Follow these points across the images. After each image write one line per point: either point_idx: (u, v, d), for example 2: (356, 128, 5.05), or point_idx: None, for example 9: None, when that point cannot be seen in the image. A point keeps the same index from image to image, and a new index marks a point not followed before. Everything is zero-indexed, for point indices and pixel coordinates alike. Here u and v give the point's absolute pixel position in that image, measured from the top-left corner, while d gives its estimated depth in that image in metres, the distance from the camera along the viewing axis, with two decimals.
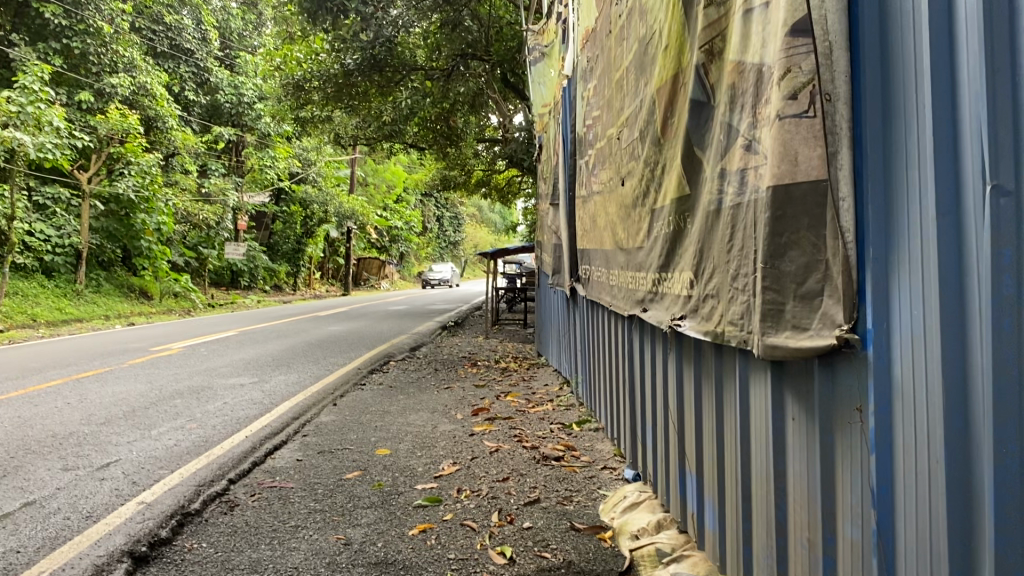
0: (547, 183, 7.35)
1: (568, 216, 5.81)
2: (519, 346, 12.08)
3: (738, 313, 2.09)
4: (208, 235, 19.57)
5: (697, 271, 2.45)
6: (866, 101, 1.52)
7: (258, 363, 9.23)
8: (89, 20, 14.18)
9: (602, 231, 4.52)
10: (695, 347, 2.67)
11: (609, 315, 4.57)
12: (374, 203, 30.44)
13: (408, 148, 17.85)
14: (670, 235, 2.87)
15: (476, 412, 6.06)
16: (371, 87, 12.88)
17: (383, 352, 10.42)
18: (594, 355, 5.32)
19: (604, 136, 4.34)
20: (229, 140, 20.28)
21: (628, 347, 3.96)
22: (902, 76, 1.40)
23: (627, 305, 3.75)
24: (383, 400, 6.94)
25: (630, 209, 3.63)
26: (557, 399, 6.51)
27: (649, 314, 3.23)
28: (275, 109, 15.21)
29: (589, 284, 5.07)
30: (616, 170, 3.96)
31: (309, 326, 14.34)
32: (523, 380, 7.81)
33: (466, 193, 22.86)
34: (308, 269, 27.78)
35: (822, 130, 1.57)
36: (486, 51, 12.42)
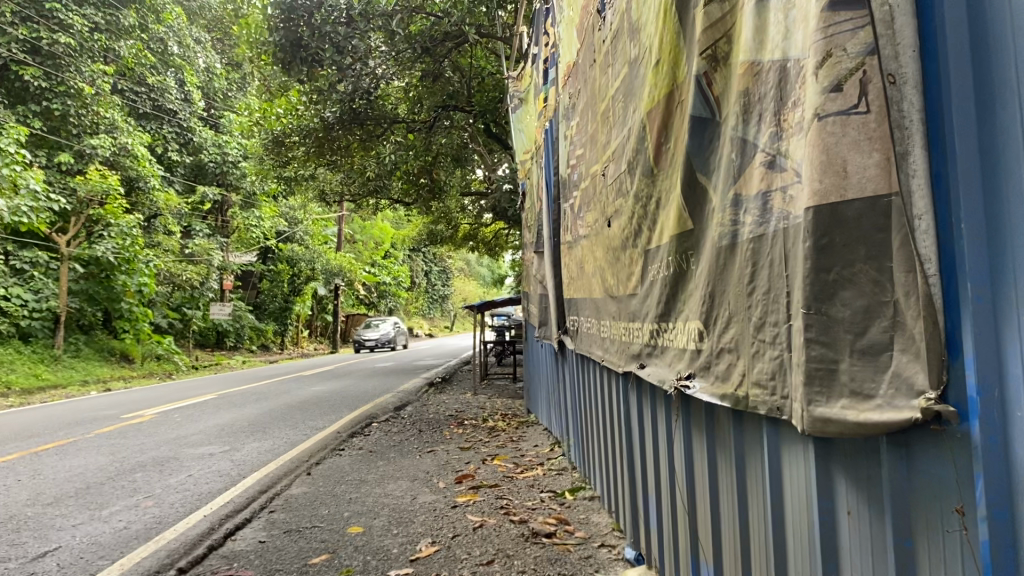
0: (532, 232, 6.98)
1: (554, 265, 5.41)
2: (509, 402, 11.61)
3: (767, 372, 1.70)
4: (192, 296, 19.13)
5: (708, 321, 2.03)
6: (949, 82, 1.12)
7: (233, 429, 8.71)
8: (69, 82, 13.53)
9: (590, 278, 4.12)
10: (708, 415, 2.24)
11: (602, 372, 4.15)
12: (362, 259, 29.99)
13: (394, 204, 17.53)
14: (670, 278, 2.46)
15: (460, 481, 5.59)
16: (352, 142, 12.52)
17: (365, 413, 9.91)
18: (587, 417, 4.87)
19: (590, 175, 3.96)
20: (214, 200, 19.96)
21: (625, 409, 3.53)
22: (1014, 39, 1.02)
23: (622, 360, 3.33)
24: (360, 469, 6.44)
25: (621, 253, 3.23)
26: (548, 462, 6.05)
27: (647, 371, 2.81)
28: (258, 168, 14.90)
29: (578, 336, 4.66)
30: (604, 210, 3.57)
31: (292, 387, 13.80)
32: (512, 441, 7.34)
33: (453, 246, 22.50)
34: (295, 327, 27.28)
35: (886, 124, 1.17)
36: (468, 101, 12.21)
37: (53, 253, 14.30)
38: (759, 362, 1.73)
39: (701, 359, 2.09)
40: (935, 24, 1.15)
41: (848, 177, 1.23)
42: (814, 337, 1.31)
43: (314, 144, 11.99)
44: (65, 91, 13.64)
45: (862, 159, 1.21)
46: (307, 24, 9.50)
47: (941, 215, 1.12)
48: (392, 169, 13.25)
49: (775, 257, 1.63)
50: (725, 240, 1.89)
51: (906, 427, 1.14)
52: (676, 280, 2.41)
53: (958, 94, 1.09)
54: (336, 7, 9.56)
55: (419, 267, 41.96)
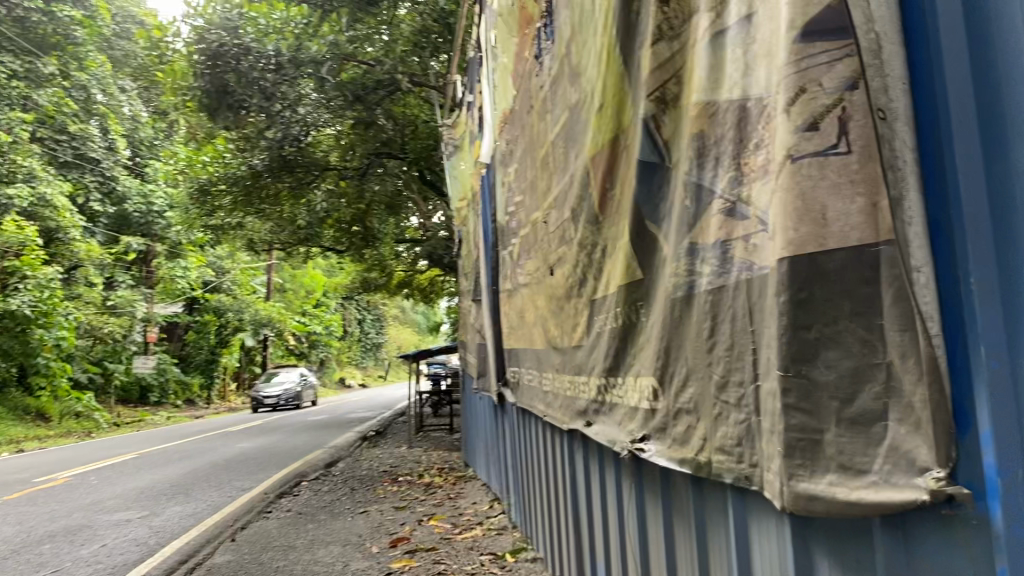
0: (468, 282, 6.81)
1: (493, 315, 5.25)
2: (446, 455, 11.32)
3: (731, 437, 1.55)
4: (114, 349, 18.37)
5: (663, 378, 1.89)
6: (948, 120, 1.05)
7: (153, 492, 8.24)
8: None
9: (531, 329, 3.96)
10: (663, 480, 2.08)
11: (545, 428, 3.98)
12: (294, 308, 29.31)
13: (326, 252, 17.19)
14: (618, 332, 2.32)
15: (394, 545, 5.33)
16: (282, 190, 12.20)
17: (295, 471, 9.52)
18: (529, 474, 4.68)
19: (529, 223, 3.83)
20: (139, 250, 19.32)
21: (570, 467, 3.36)
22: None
23: (566, 417, 3.17)
24: (288, 533, 6.11)
25: (565, 304, 3.09)
26: (488, 521, 5.82)
27: (594, 431, 2.65)
28: (184, 217, 14.44)
29: (519, 389, 4.49)
30: (545, 260, 3.43)
31: (219, 444, 13.23)
32: (450, 498, 7.09)
33: (387, 294, 22.18)
34: (224, 380, 26.44)
35: (879, 162, 1.08)
36: (402, 147, 12.06)
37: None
38: (723, 426, 1.59)
39: (657, 419, 1.94)
40: (929, 56, 1.09)
41: (831, 225, 1.12)
42: (795, 400, 1.18)
43: (242, 192, 11.66)
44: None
45: (844, 205, 1.11)
46: (234, 70, 9.46)
47: (940, 265, 1.05)
48: (324, 217, 12.97)
49: (738, 311, 1.50)
50: (682, 292, 1.75)
51: (909, 508, 1.03)
52: (625, 334, 2.27)
53: (960, 136, 1.04)
54: (263, 54, 9.53)
55: (352, 316, 41.36)
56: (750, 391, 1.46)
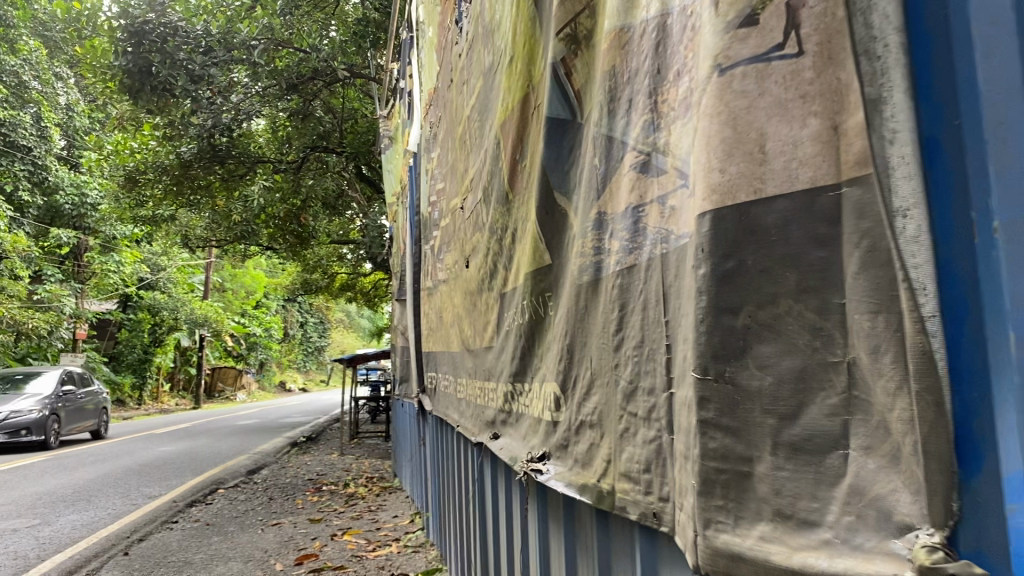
0: (396, 282, 6.39)
1: (415, 316, 4.86)
2: (377, 463, 10.86)
3: (637, 464, 1.20)
4: (37, 345, 17.39)
5: (567, 384, 1.52)
6: None
7: (52, 499, 7.61)
8: None
9: (448, 330, 3.59)
10: (567, 509, 1.72)
11: (459, 438, 3.61)
12: (232, 309, 28.30)
13: (264, 251, 16.55)
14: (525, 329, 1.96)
15: (299, 562, 4.92)
16: (213, 182, 11.55)
17: (212, 479, 8.95)
18: (446, 486, 4.30)
19: (449, 210, 3.44)
20: (70, 244, 18.39)
21: (481, 485, 2.99)
22: None
23: (476, 429, 2.80)
24: (188, 547, 5.61)
25: (477, 299, 2.70)
26: (405, 537, 5.43)
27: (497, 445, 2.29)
28: (112, 208, 13.66)
29: (436, 395, 4.11)
30: (462, 250, 3.05)
31: (138, 447, 12.50)
32: (371, 510, 6.67)
33: (328, 296, 21.46)
34: (155, 381, 25.41)
35: (850, 58, 0.72)
36: (340, 142, 11.59)
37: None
38: (627, 446, 1.23)
39: (558, 438, 1.58)
40: None
41: (771, 159, 0.78)
42: (718, 409, 0.83)
43: (171, 183, 11.03)
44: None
45: (791, 131, 0.77)
46: (159, 49, 8.81)
47: (940, 210, 0.67)
48: (259, 212, 12.36)
49: (651, 300, 1.15)
50: (585, 278, 1.40)
51: None
52: (532, 328, 1.90)
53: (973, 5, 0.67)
54: (193, 34, 9.18)
55: (293, 318, 40.47)
56: (661, 402, 1.11)
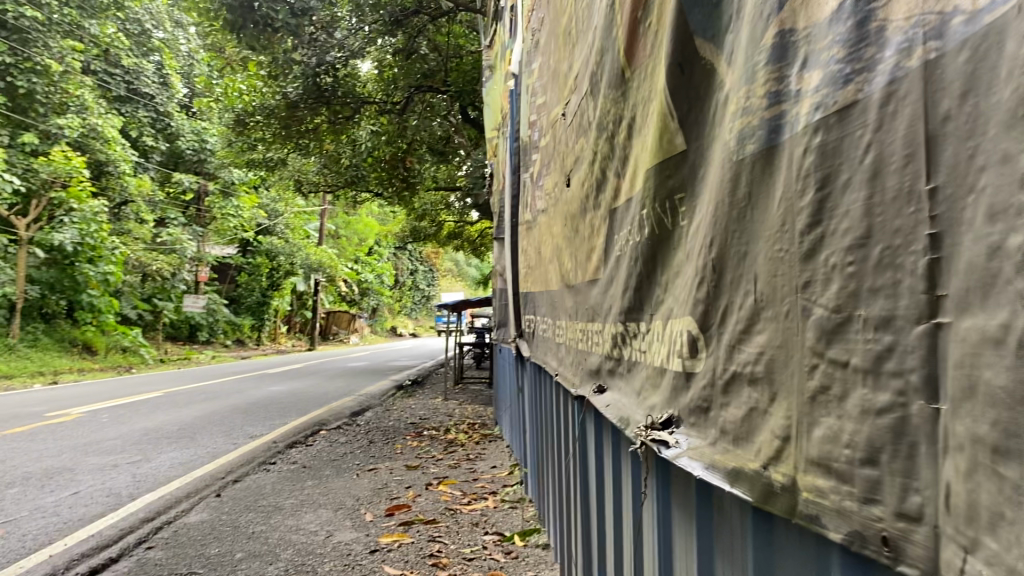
0: (496, 219, 5.91)
1: (513, 254, 4.39)
2: (481, 410, 10.54)
3: (839, 448, 0.71)
4: (163, 287, 17.48)
5: (705, 321, 1.03)
6: None
7: (159, 435, 7.64)
8: (37, 59, 12.19)
9: (547, 267, 3.10)
10: (704, 492, 1.23)
11: (560, 390, 3.15)
12: (346, 255, 28.56)
13: (373, 197, 16.36)
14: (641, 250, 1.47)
15: (391, 512, 4.62)
16: (320, 123, 11.34)
17: (315, 419, 8.85)
18: (546, 441, 3.86)
19: (550, 124, 2.93)
20: (191, 189, 18.73)
21: (583, 447, 2.52)
22: None
23: (576, 380, 2.33)
24: (281, 492, 5.41)
25: (579, 224, 2.20)
26: (502, 491, 5.06)
27: (602, 404, 1.81)
28: (226, 153, 13.61)
29: (534, 340, 3.63)
30: (562, 165, 2.52)
31: (248, 386, 12.62)
32: (469, 459, 6.34)
33: (436, 245, 21.25)
34: (272, 324, 25.92)
35: None
36: (444, 80, 11.05)
37: (13, 237, 12.87)
38: (823, 417, 0.74)
39: (692, 398, 1.09)
40: None
41: None
42: None
43: (278, 125, 10.80)
44: (31, 68, 12.30)
45: None
46: None
47: None
48: (365, 155, 12.00)
49: (887, 161, 0.64)
50: (750, 150, 0.90)
51: None
52: (650, 247, 1.41)
53: None
54: None
55: (404, 267, 40.79)
56: (909, 342, 0.61)
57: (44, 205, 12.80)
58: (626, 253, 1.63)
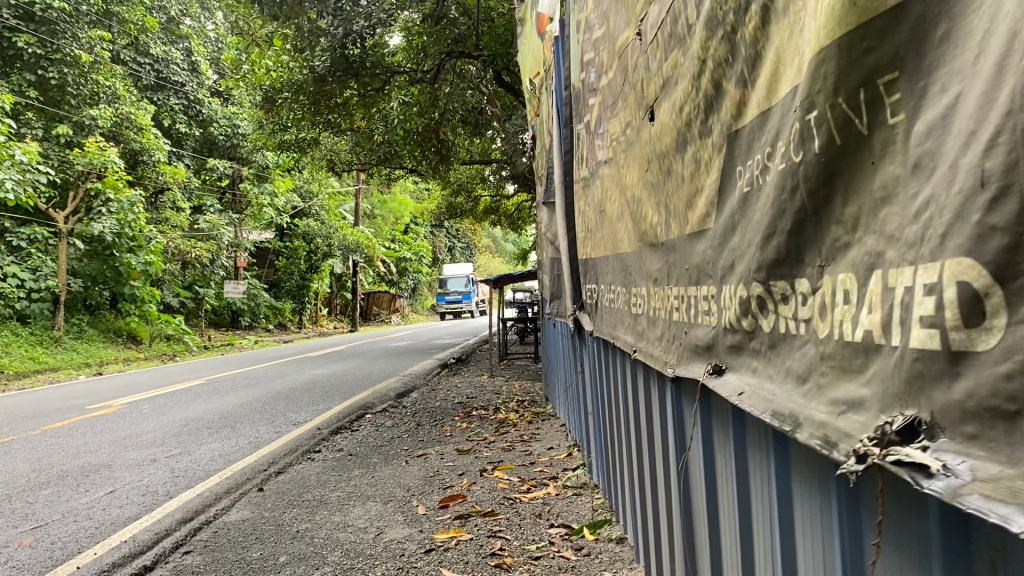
0: (541, 183, 5.46)
1: (566, 217, 3.96)
2: (528, 386, 10.14)
3: None
4: (203, 273, 17.28)
5: (1004, 263, 0.61)
6: None
7: (200, 425, 7.36)
8: (67, 50, 11.83)
9: (615, 226, 2.66)
10: (971, 532, 0.83)
11: (637, 375, 2.70)
12: (383, 234, 28.17)
13: (407, 174, 15.93)
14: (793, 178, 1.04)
15: (445, 504, 4.24)
16: (350, 97, 10.96)
17: (360, 403, 8.51)
18: (614, 427, 3.43)
19: (616, 55, 2.49)
20: (225, 176, 18.44)
21: (680, 444, 2.08)
22: None
23: (671, 355, 1.90)
24: (326, 483, 5.07)
25: (672, 162, 1.76)
26: (564, 476, 4.65)
27: (727, 393, 1.39)
28: (259, 135, 13.21)
29: (600, 309, 3.20)
30: (639, 97, 2.08)
31: (291, 370, 12.36)
32: (523, 441, 5.95)
33: (472, 220, 20.83)
34: (314, 306, 25.78)
35: None
36: (476, 46, 10.45)
37: (52, 229, 12.71)
38: None
39: (964, 396, 0.67)
40: None
41: None
42: None
43: (308, 101, 10.40)
44: (61, 59, 11.94)
45: None
46: None
47: None
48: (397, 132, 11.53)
49: None
50: None
51: None
52: (813, 168, 0.98)
53: None
54: None
55: (441, 244, 40.50)
56: None
57: (80, 197, 12.68)
58: (760, 190, 1.21)
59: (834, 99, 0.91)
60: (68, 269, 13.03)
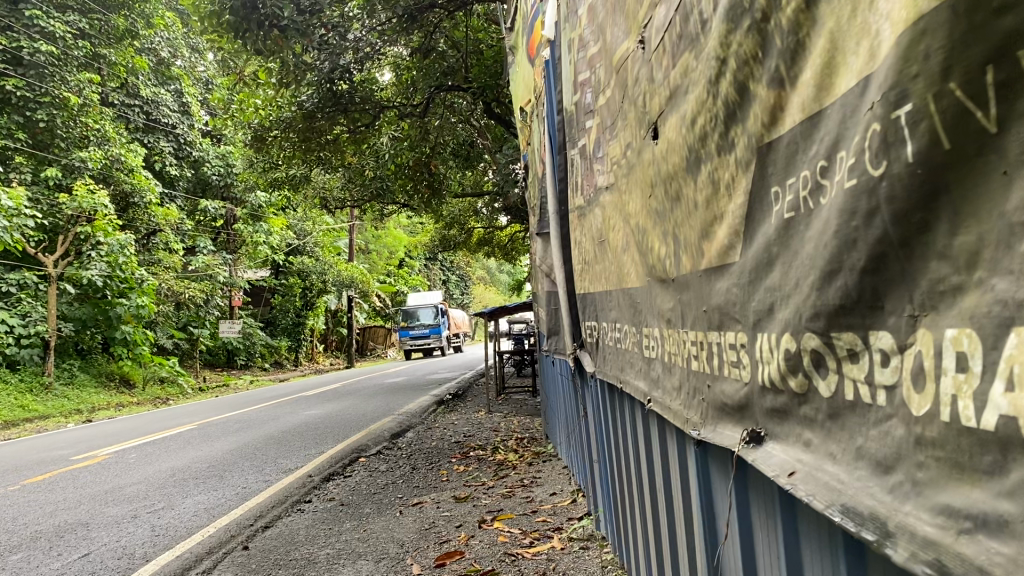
0: (535, 214, 5.21)
1: (562, 248, 3.70)
2: (528, 422, 9.83)
3: None
4: (197, 314, 16.94)
5: None
6: None
7: (186, 476, 7.02)
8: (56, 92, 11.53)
9: (618, 258, 2.40)
10: None
11: (651, 428, 2.43)
12: (379, 269, 27.80)
13: (401, 209, 15.71)
14: (867, 193, 0.78)
15: (442, 562, 3.93)
16: (339, 134, 10.69)
17: (353, 446, 8.19)
18: (622, 480, 3.14)
19: (613, 72, 2.25)
20: (218, 217, 18.18)
21: (706, 512, 1.80)
22: None
23: (693, 413, 1.63)
24: (316, 539, 4.75)
25: (682, 185, 1.50)
26: (568, 527, 4.35)
27: (772, 472, 1.12)
28: (250, 172, 12.94)
29: (603, 350, 2.93)
30: (642, 115, 1.83)
31: (284, 411, 12.01)
32: (523, 485, 5.65)
33: (467, 253, 20.59)
34: (309, 343, 25.43)
35: None
36: (466, 79, 10.20)
37: (40, 274, 12.40)
38: None
39: None
40: None
41: None
42: None
43: (298, 137, 10.15)
44: (50, 102, 11.64)
45: None
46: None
47: None
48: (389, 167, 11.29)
49: None
50: None
51: None
52: (903, 185, 0.73)
53: None
54: None
55: (437, 276, 40.32)
56: None
57: (70, 240, 12.28)
58: (810, 216, 0.95)
59: (940, 85, 0.66)
60: (60, 312, 12.90)
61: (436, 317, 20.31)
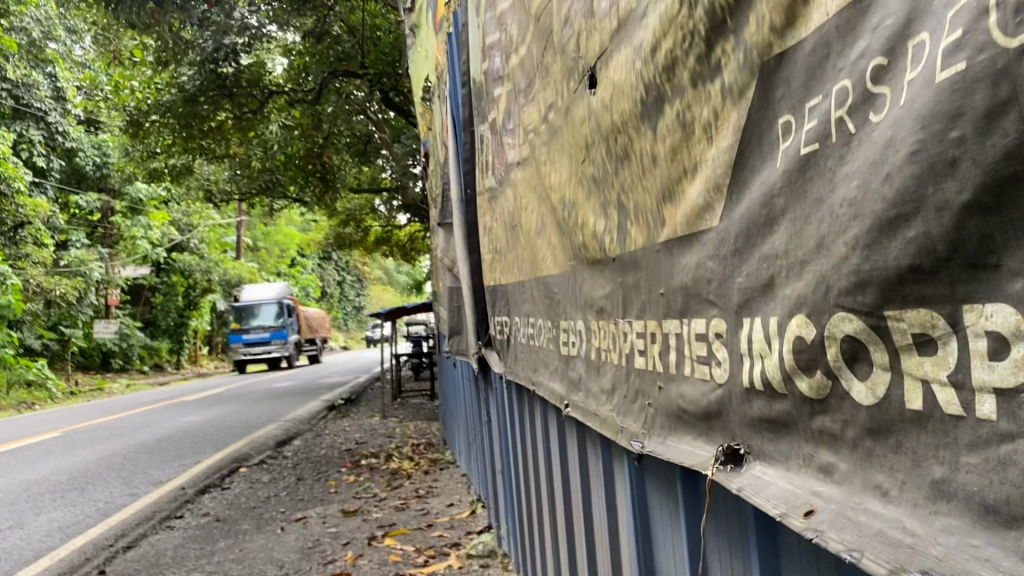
0: (435, 206, 4.88)
1: (467, 238, 3.38)
2: (423, 427, 9.42)
3: None
4: (68, 313, 15.74)
5: None
6: None
7: (43, 490, 6.33)
8: None
9: (534, 242, 2.10)
10: None
11: (567, 438, 2.12)
12: (269, 269, 26.76)
13: (294, 205, 15.04)
14: (990, 89, 0.52)
15: None
16: (224, 121, 10.06)
17: (235, 455, 7.63)
18: (529, 495, 2.83)
19: (532, 25, 1.95)
20: (95, 211, 17.00)
21: (640, 550, 1.49)
22: None
23: (634, 424, 1.32)
24: (185, 560, 4.26)
25: (632, 138, 1.21)
26: (466, 543, 4.00)
27: (774, 507, 0.82)
28: (129, 161, 12.03)
29: (513, 348, 2.62)
30: (575, 62, 1.52)
31: (162, 417, 11.21)
32: (418, 496, 5.27)
33: (362, 253, 19.95)
34: (193, 345, 24.22)
35: None
36: (362, 65, 9.68)
37: None
38: None
39: None
40: None
41: None
42: None
43: (180, 123, 9.47)
44: None
45: None
46: None
47: None
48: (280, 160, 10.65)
49: None
50: None
51: None
52: None
53: None
54: None
55: (331, 277, 39.25)
56: None
57: None
58: (852, 144, 0.69)
59: None
60: None
61: (280, 315, 15.96)
